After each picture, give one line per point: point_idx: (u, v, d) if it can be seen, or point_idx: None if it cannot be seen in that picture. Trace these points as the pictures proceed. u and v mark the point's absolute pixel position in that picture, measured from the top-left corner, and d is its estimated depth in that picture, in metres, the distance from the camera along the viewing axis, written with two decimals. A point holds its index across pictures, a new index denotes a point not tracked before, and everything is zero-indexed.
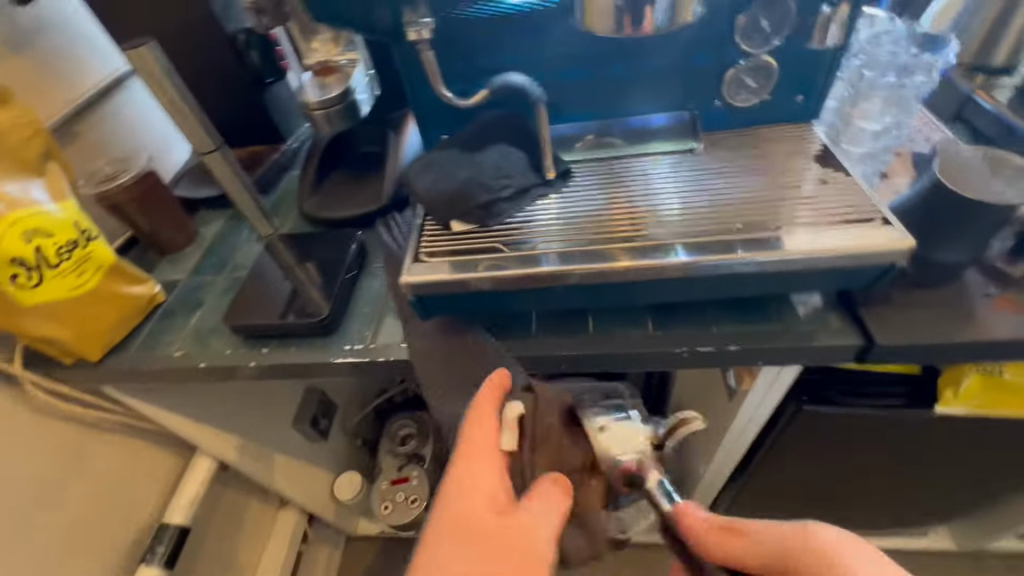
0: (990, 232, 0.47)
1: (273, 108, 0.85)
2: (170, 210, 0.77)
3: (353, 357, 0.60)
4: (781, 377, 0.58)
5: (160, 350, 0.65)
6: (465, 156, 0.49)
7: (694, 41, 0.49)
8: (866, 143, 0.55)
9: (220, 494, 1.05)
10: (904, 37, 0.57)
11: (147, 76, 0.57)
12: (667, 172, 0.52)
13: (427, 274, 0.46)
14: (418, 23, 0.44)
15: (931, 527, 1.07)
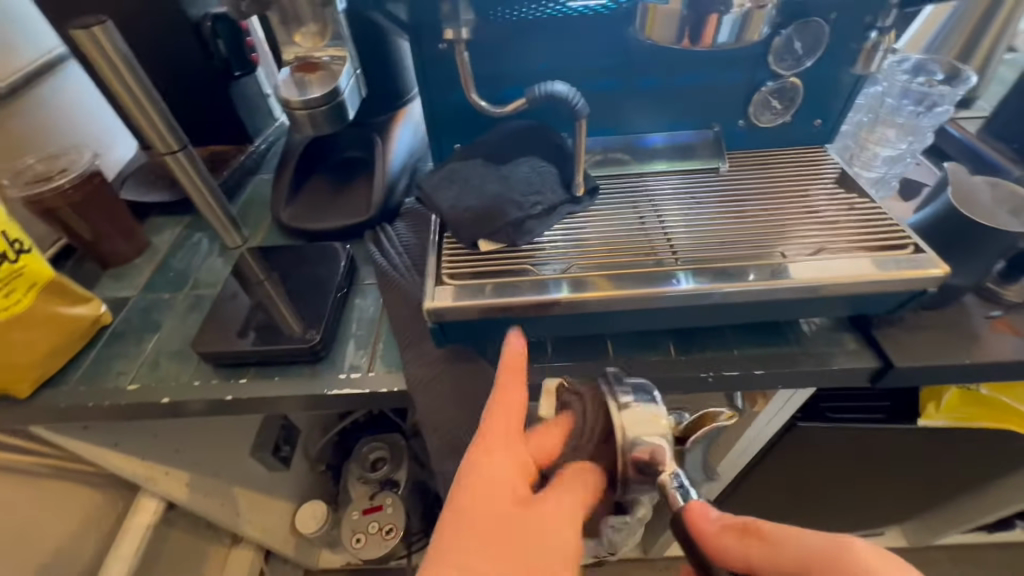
0: (995, 258, 0.49)
1: (240, 105, 0.76)
2: (117, 216, 0.67)
3: (348, 389, 0.53)
4: (794, 397, 0.58)
5: (109, 382, 0.56)
6: (490, 169, 0.45)
7: (726, 59, 0.47)
8: (878, 168, 0.59)
9: (165, 535, 0.92)
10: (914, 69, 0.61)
11: (104, 62, 0.49)
12: (688, 192, 0.50)
13: (454, 297, 0.42)
14: (456, 21, 0.39)
15: (887, 527, 1.13)
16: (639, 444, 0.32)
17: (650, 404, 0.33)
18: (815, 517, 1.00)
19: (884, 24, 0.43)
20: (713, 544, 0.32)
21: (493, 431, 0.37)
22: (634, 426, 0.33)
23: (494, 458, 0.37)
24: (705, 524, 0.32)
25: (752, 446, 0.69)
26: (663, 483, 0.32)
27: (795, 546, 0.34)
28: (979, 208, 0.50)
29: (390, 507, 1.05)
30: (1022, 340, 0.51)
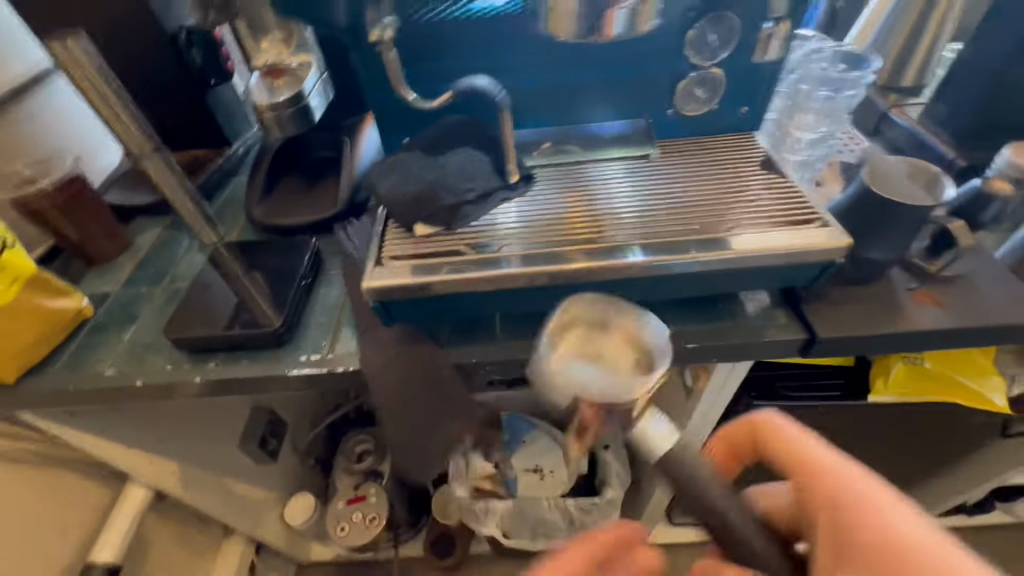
0: (911, 232, 0.52)
1: (217, 110, 0.81)
2: (99, 217, 0.71)
3: (308, 368, 0.57)
4: (735, 372, 0.62)
5: (89, 369, 0.60)
6: (429, 159, 0.49)
7: (648, 51, 0.51)
8: (802, 151, 0.61)
9: (156, 525, 0.95)
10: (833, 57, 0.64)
11: (78, 72, 0.53)
12: (626, 177, 0.54)
13: (390, 277, 0.45)
14: (381, 23, 0.44)
15: None
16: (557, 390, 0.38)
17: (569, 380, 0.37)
18: None
19: (774, 15, 0.47)
20: (772, 432, 0.45)
21: None
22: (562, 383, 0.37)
23: None
24: (766, 422, 0.46)
25: (706, 424, 0.72)
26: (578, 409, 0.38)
27: (839, 482, 0.41)
28: (895, 187, 0.52)
29: (373, 497, 1.08)
30: (942, 312, 0.54)
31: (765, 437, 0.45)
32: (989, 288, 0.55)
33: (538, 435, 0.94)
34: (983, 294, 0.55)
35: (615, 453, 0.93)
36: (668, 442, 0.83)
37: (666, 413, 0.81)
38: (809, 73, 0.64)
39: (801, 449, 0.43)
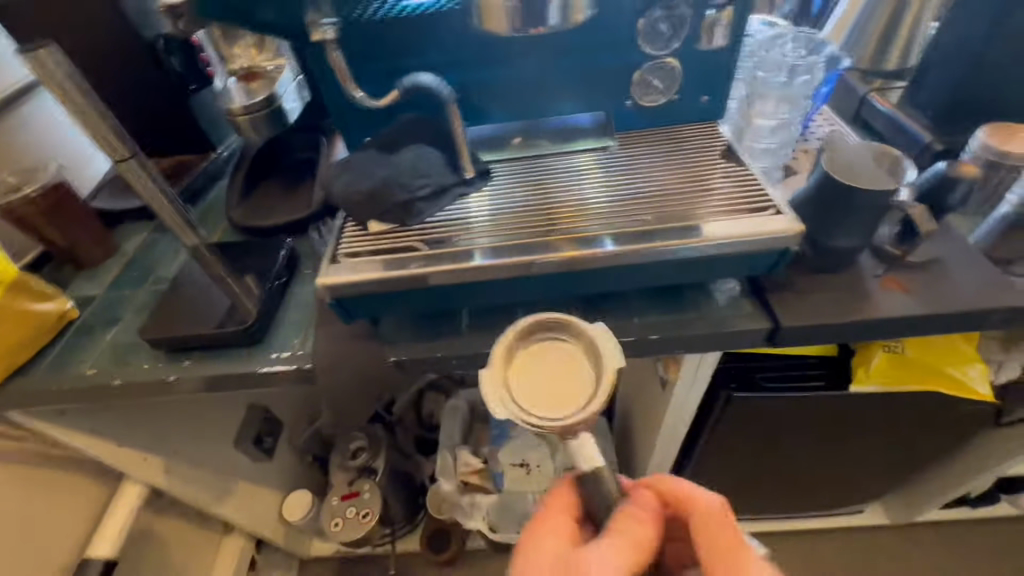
0: (874, 218, 0.51)
1: (202, 116, 0.83)
2: (85, 223, 0.73)
3: (278, 366, 0.59)
4: (704, 364, 0.62)
5: (72, 369, 0.62)
6: (383, 156, 0.50)
7: (601, 41, 0.51)
8: (765, 139, 0.62)
9: (155, 521, 0.99)
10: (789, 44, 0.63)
11: (50, 83, 0.55)
12: (592, 168, 0.54)
13: (344, 274, 0.46)
14: (322, 24, 0.44)
15: (864, 504, 1.13)
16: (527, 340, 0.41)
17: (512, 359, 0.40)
18: (778, 490, 1.02)
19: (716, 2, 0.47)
20: (700, 514, 0.43)
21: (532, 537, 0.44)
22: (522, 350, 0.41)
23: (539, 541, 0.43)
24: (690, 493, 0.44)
25: (684, 417, 0.72)
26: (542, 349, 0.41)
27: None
28: (860, 173, 0.51)
29: (367, 493, 1.08)
30: (909, 298, 0.53)
31: (690, 509, 0.43)
32: (960, 274, 0.54)
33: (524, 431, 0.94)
34: (953, 279, 0.54)
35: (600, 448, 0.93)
36: (650, 435, 0.83)
37: (648, 406, 0.81)
38: (764, 60, 0.63)
39: (735, 544, 0.41)
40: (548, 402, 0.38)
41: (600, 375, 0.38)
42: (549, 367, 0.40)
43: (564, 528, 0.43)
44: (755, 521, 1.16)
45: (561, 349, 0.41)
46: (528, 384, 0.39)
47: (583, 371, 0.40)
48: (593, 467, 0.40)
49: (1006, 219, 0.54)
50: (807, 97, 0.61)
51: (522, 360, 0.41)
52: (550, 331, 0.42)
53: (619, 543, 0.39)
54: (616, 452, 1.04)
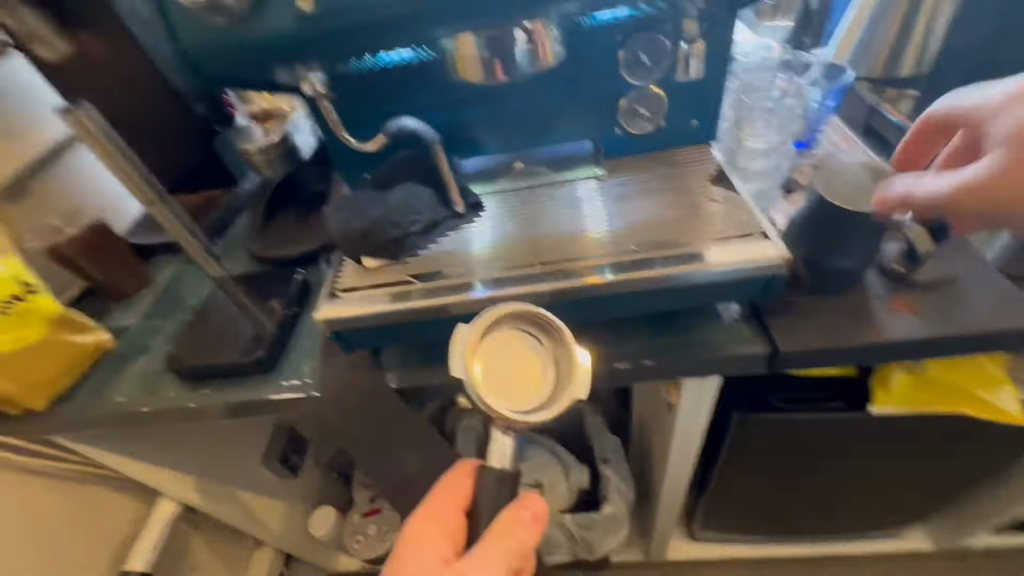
0: (875, 238, 0.50)
1: (224, 153, 0.89)
2: (121, 259, 0.79)
3: (288, 393, 0.62)
4: (706, 387, 0.61)
5: (106, 396, 0.67)
6: (377, 195, 0.52)
7: (586, 74, 0.53)
8: (760, 161, 0.63)
9: (190, 535, 1.04)
10: (773, 65, 0.66)
11: (86, 136, 0.60)
12: (585, 197, 0.55)
13: (340, 308, 0.49)
14: (310, 79, 0.48)
15: (904, 527, 1.07)
16: (498, 328, 0.42)
17: (487, 341, 0.41)
18: (806, 512, 0.98)
19: (688, 35, 0.49)
20: None
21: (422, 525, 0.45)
22: (494, 339, 0.42)
23: (427, 532, 0.45)
24: None
25: (693, 439, 0.71)
26: (509, 334, 0.42)
27: None
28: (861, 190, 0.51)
29: (388, 510, 1.11)
30: (917, 319, 0.51)
31: None
32: (975, 292, 0.52)
33: (539, 450, 0.94)
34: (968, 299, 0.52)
35: (615, 468, 0.93)
36: (663, 455, 0.82)
37: (660, 426, 0.80)
38: (749, 83, 0.65)
39: None
40: (505, 389, 0.40)
41: (562, 382, 0.41)
42: (511, 357, 0.41)
43: (454, 516, 0.45)
44: (784, 543, 1.11)
45: (535, 347, 0.42)
46: (493, 367, 0.41)
47: (546, 377, 0.41)
48: (498, 468, 0.46)
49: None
50: (795, 120, 0.64)
51: (495, 341, 0.42)
52: (530, 327, 0.42)
53: (501, 549, 0.43)
54: (634, 471, 1.03)
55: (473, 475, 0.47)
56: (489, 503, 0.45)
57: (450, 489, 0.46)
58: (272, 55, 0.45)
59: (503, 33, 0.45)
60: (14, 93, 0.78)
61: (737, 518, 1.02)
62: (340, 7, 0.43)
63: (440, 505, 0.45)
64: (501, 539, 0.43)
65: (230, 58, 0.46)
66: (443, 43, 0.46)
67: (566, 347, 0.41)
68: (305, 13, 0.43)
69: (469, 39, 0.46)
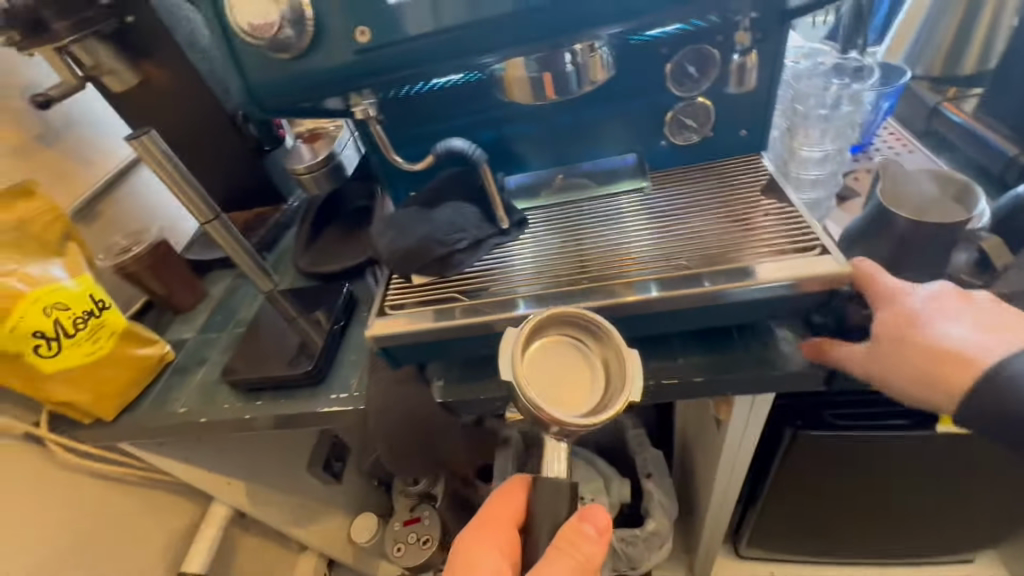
0: (943, 251, 0.47)
1: (274, 172, 0.91)
2: (180, 275, 0.83)
3: (336, 406, 0.63)
4: (757, 404, 0.59)
5: (168, 407, 0.71)
6: (422, 213, 0.53)
7: (631, 88, 0.53)
8: (814, 170, 0.60)
9: (240, 538, 1.08)
10: (827, 71, 0.62)
11: (151, 160, 0.63)
12: (629, 211, 0.54)
13: (389, 325, 0.50)
14: (364, 104, 0.49)
15: (974, 552, 1.00)
16: (543, 333, 0.41)
17: (532, 343, 0.40)
18: (864, 533, 0.93)
19: (741, 47, 0.48)
20: None
21: (476, 539, 0.45)
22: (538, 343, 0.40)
23: (484, 544, 0.44)
24: None
25: (743, 456, 0.69)
26: (553, 338, 0.41)
27: None
28: (924, 202, 0.49)
29: (428, 519, 1.12)
30: None
31: None
32: None
33: (579, 462, 0.93)
34: None
35: (657, 482, 0.91)
36: (709, 471, 0.80)
37: (705, 441, 0.79)
38: (803, 90, 0.60)
39: None
40: (555, 395, 0.38)
41: (615, 381, 0.39)
42: (559, 362, 0.39)
43: (508, 531, 0.45)
44: (838, 565, 1.06)
45: (579, 350, 0.40)
46: (540, 372, 0.39)
47: (595, 379, 0.39)
48: (555, 474, 0.43)
49: None
50: (853, 126, 0.60)
51: (541, 346, 0.40)
52: (572, 330, 0.41)
53: (565, 562, 0.40)
54: (677, 485, 1.01)
55: (527, 486, 0.46)
56: (546, 513, 0.44)
57: (502, 502, 0.46)
58: (328, 85, 0.47)
59: (552, 55, 0.46)
60: (86, 121, 0.83)
61: (787, 537, 0.98)
62: (393, 37, 0.44)
63: (494, 522, 0.45)
64: (564, 554, 0.41)
65: (288, 90, 0.47)
66: (493, 67, 0.48)
67: (613, 345, 0.40)
68: (362, 45, 0.44)
69: (519, 63, 0.47)
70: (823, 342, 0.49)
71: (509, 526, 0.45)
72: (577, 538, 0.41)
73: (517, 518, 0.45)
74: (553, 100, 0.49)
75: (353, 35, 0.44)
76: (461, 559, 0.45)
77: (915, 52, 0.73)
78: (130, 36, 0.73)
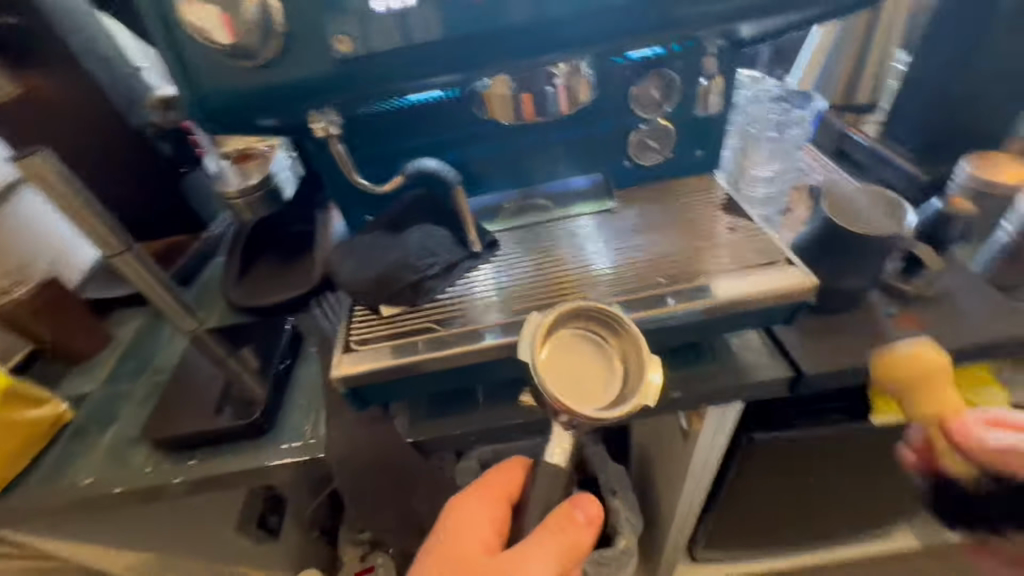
0: (879, 260, 0.52)
1: (193, 195, 0.80)
2: (77, 318, 0.71)
3: (291, 457, 0.56)
4: (727, 414, 0.61)
5: (69, 477, 0.59)
6: (389, 238, 0.49)
7: (598, 111, 0.54)
8: (763, 189, 0.65)
9: None
10: (777, 96, 0.69)
11: (40, 184, 0.53)
12: (594, 231, 0.54)
13: (359, 364, 0.45)
14: (325, 118, 0.45)
15: (894, 529, 1.11)
16: (570, 323, 0.41)
17: (556, 332, 0.40)
18: (806, 524, 1.00)
19: (707, 72, 0.50)
20: None
21: (464, 508, 0.42)
22: (562, 333, 0.40)
23: (470, 517, 0.41)
24: None
25: (708, 465, 0.70)
26: (577, 330, 0.41)
27: None
28: (861, 217, 0.54)
29: (381, 567, 1.01)
30: (924, 332, 0.54)
31: None
32: (967, 305, 0.56)
33: None
34: (962, 311, 0.55)
35: (623, 499, 0.91)
36: (674, 482, 0.81)
37: (669, 453, 0.80)
38: (755, 114, 0.68)
39: None
40: (570, 389, 0.38)
41: (630, 383, 0.38)
42: (576, 354, 0.40)
43: (496, 504, 0.42)
44: (783, 556, 1.13)
45: (599, 346, 0.40)
46: (559, 367, 0.39)
47: (610, 380, 0.39)
48: (554, 464, 0.39)
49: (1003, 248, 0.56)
50: (800, 148, 0.67)
51: (562, 336, 0.40)
52: (593, 325, 0.41)
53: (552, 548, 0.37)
54: (637, 499, 1.02)
55: (525, 465, 0.44)
56: (539, 497, 0.40)
57: (497, 480, 0.43)
58: (290, 99, 0.43)
59: (532, 74, 0.46)
60: None
61: (740, 537, 1.02)
62: (365, 49, 0.41)
63: (486, 493, 0.42)
64: (553, 537, 0.38)
65: (248, 100, 0.42)
66: (476, 83, 0.46)
67: (634, 342, 0.40)
68: (342, 54, 0.41)
69: (502, 79, 0.46)
70: (926, 351, 0.50)
71: (498, 503, 0.42)
72: (567, 522, 0.39)
73: (508, 495, 0.43)
74: (532, 119, 0.49)
75: (330, 43, 0.41)
76: (442, 523, 0.42)
77: (823, 75, 0.82)
78: (9, 40, 0.62)
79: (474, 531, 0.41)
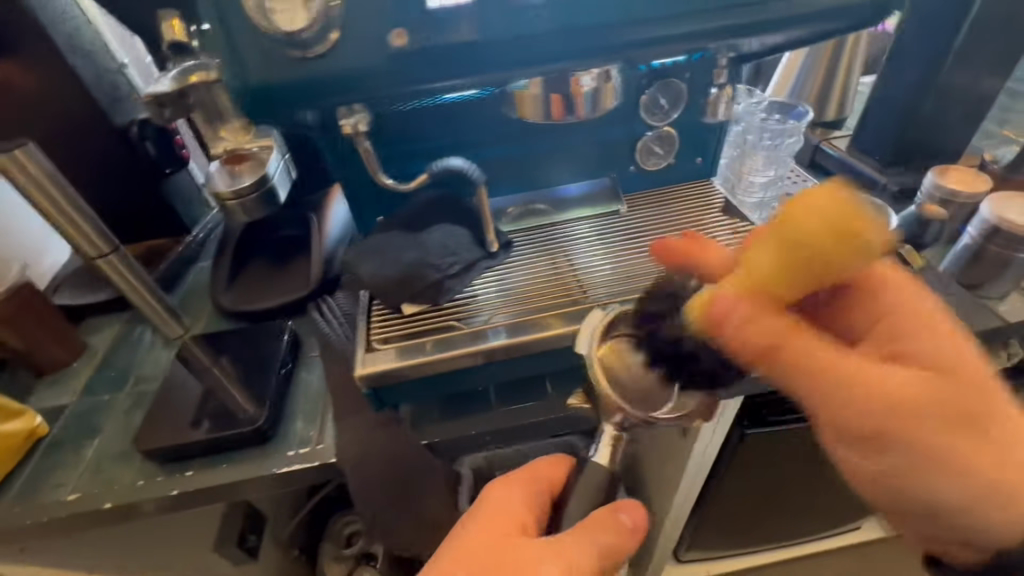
0: None
1: (174, 197, 0.77)
2: (50, 325, 0.66)
3: (297, 464, 0.54)
4: (725, 409, 0.63)
5: (48, 495, 0.54)
6: (408, 237, 0.50)
7: (607, 118, 0.56)
8: (759, 193, 0.68)
9: None
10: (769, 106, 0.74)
11: (23, 180, 0.50)
12: (603, 232, 0.56)
13: (383, 362, 0.45)
14: (353, 118, 0.47)
15: (863, 521, 1.16)
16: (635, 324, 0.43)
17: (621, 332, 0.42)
18: (784, 519, 1.04)
19: (718, 82, 0.53)
20: None
21: (505, 493, 0.42)
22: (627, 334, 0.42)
23: (508, 502, 0.41)
24: None
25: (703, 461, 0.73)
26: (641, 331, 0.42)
27: None
28: None
29: None
30: None
31: None
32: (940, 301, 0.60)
33: None
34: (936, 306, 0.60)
35: None
36: (666, 481, 0.83)
37: (662, 452, 0.82)
38: (751, 124, 0.73)
39: None
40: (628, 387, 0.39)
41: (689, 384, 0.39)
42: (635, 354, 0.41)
43: (535, 494, 0.42)
44: (762, 552, 1.16)
45: None
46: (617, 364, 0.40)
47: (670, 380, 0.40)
48: (601, 466, 0.40)
49: (970, 249, 0.61)
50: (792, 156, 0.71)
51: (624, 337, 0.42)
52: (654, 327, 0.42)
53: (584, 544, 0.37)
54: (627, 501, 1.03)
55: (571, 464, 0.44)
56: (584, 491, 0.40)
57: (541, 473, 0.43)
58: (325, 90, 0.44)
59: (560, 76, 0.47)
60: None
61: (724, 535, 1.05)
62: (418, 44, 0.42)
63: (527, 483, 0.42)
64: (588, 535, 0.37)
65: (295, 90, 0.43)
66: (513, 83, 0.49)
67: None
68: (397, 48, 0.42)
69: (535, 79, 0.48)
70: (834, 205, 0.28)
71: (538, 495, 0.42)
72: (606, 522, 0.38)
73: (549, 489, 0.43)
74: (559, 119, 0.51)
75: (387, 38, 0.42)
76: (479, 504, 0.42)
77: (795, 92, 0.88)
78: None
79: (510, 517, 0.40)
